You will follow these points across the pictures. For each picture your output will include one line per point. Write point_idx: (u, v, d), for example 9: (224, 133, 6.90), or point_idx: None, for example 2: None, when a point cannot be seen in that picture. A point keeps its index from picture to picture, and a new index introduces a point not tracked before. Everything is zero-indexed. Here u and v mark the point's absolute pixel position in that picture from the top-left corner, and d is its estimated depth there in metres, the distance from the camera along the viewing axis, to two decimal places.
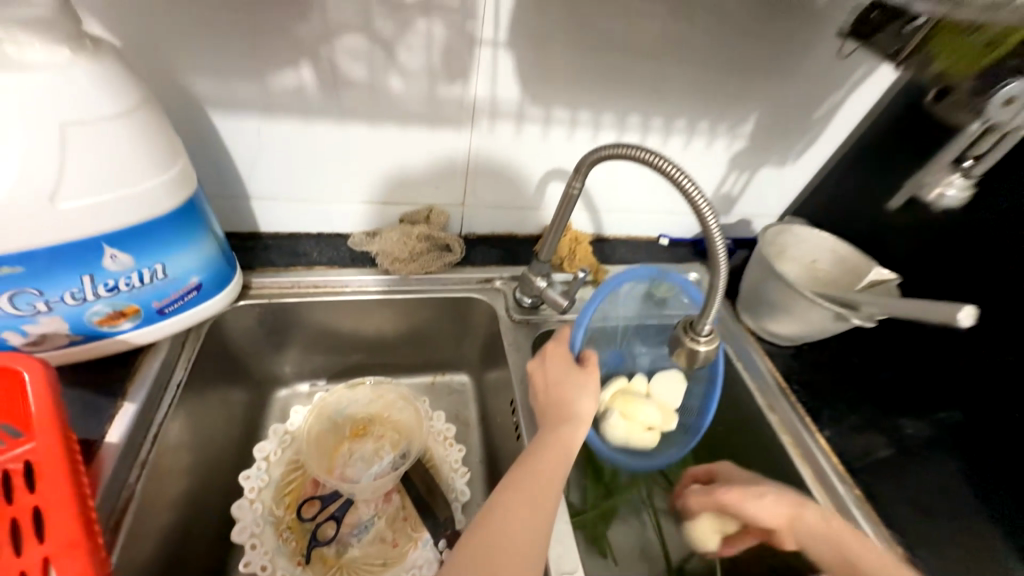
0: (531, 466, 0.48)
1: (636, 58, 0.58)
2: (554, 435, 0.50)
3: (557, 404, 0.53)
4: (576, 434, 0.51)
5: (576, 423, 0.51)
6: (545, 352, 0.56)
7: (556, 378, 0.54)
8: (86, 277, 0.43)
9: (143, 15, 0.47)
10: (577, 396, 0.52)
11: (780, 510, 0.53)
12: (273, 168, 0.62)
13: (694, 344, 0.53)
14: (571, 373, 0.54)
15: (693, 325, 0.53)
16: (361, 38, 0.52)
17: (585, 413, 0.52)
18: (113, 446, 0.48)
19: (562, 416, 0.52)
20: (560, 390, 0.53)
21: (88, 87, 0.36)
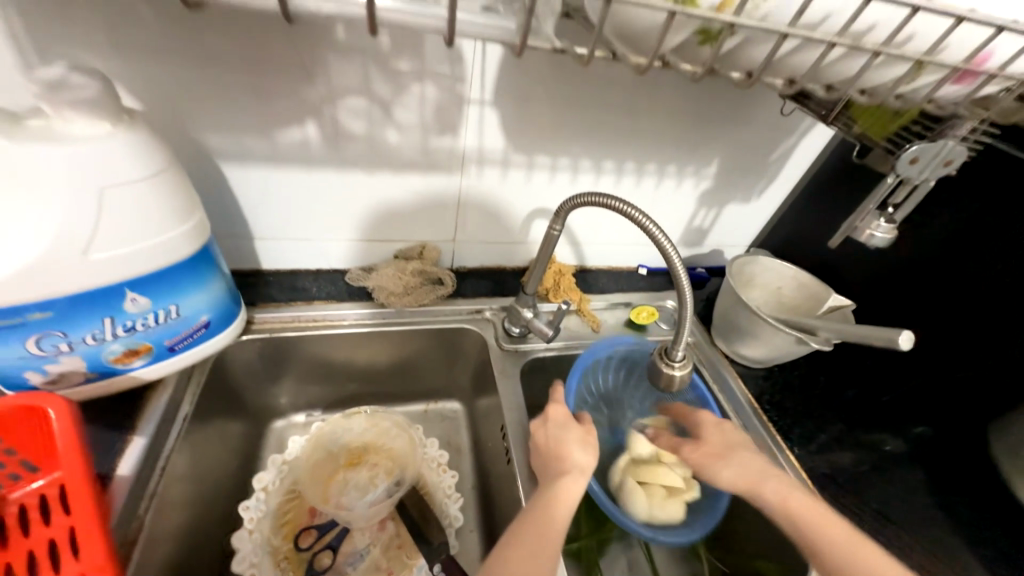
0: (534, 518, 0.51)
1: (608, 112, 0.65)
2: (554, 486, 0.54)
3: (556, 457, 0.57)
4: (576, 486, 0.54)
5: (575, 474, 0.55)
6: (547, 413, 0.62)
7: (556, 434, 0.59)
8: (107, 320, 0.47)
9: (166, 83, 0.52)
10: (574, 446, 0.57)
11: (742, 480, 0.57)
12: (277, 212, 0.67)
13: (670, 369, 0.57)
14: (569, 428, 0.59)
15: (667, 351, 0.58)
16: (362, 100, 0.58)
17: (583, 464, 0.56)
18: (124, 479, 0.50)
19: (562, 468, 0.55)
20: (559, 443, 0.58)
21: (124, 153, 0.41)
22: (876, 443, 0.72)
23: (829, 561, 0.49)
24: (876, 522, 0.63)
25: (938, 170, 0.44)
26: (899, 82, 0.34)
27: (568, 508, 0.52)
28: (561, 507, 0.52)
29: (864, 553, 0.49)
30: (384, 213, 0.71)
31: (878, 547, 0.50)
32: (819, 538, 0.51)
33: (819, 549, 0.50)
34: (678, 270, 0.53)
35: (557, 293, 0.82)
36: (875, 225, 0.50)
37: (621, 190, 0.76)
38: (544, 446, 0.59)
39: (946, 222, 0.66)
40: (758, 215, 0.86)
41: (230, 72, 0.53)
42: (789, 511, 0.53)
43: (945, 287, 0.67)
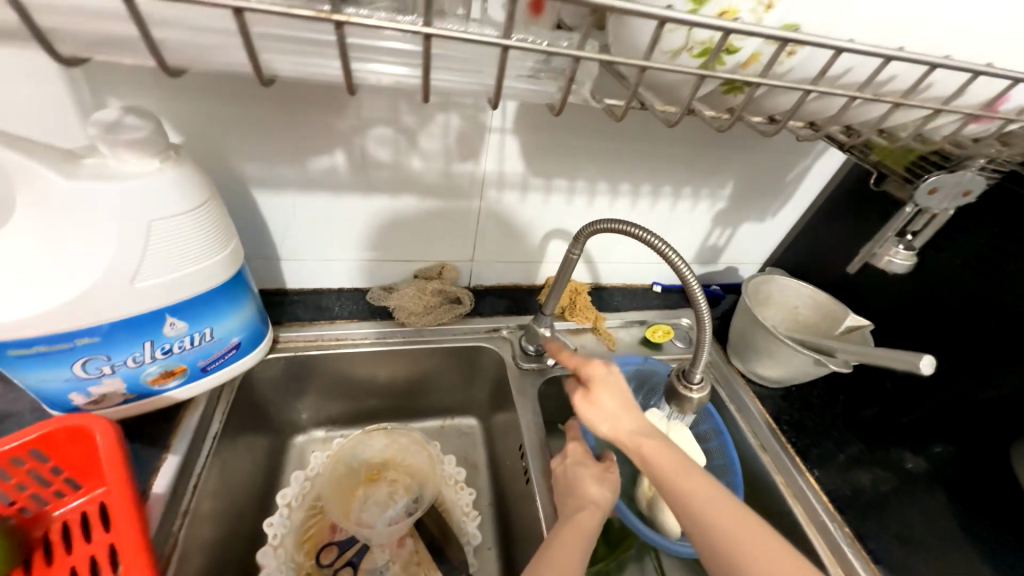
0: (560, 552, 0.51)
1: (626, 138, 0.67)
2: (571, 517, 0.55)
3: (574, 491, 0.59)
4: (594, 519, 0.55)
5: (592, 508, 0.56)
6: (566, 451, 0.64)
7: (574, 471, 0.61)
8: (147, 343, 0.49)
9: (207, 117, 0.55)
10: (588, 481, 0.59)
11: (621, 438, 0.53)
12: (303, 234, 0.69)
13: (687, 392, 0.58)
14: (586, 464, 0.62)
15: (686, 373, 0.58)
16: (388, 129, 0.60)
17: (600, 498, 0.57)
18: (158, 497, 0.52)
19: (579, 502, 0.57)
20: (574, 479, 0.60)
21: (170, 187, 0.43)
22: (898, 464, 0.71)
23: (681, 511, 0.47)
24: (901, 547, 0.62)
25: (959, 199, 0.45)
26: (922, 122, 0.35)
27: (586, 541, 0.53)
28: (581, 540, 0.53)
29: (713, 508, 0.45)
30: (405, 234, 0.73)
31: (728, 496, 0.47)
32: (674, 492, 0.48)
33: (675, 500, 0.48)
34: (698, 296, 0.54)
35: (573, 312, 0.83)
36: (894, 252, 0.50)
37: (637, 211, 0.77)
38: (563, 486, 0.61)
39: (965, 244, 0.66)
40: (772, 233, 0.86)
41: (266, 107, 0.55)
42: (650, 463, 0.50)
43: (968, 309, 0.66)
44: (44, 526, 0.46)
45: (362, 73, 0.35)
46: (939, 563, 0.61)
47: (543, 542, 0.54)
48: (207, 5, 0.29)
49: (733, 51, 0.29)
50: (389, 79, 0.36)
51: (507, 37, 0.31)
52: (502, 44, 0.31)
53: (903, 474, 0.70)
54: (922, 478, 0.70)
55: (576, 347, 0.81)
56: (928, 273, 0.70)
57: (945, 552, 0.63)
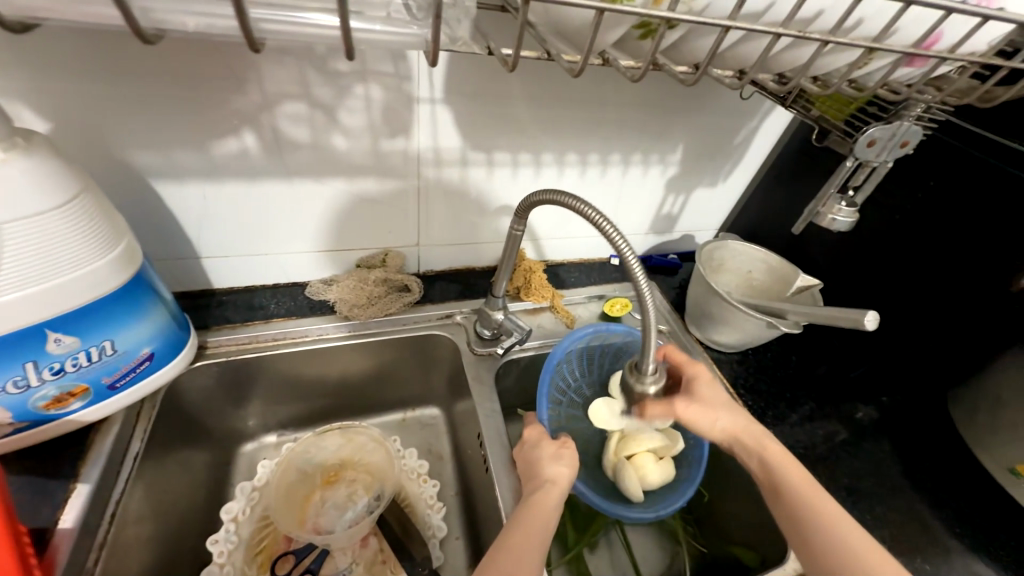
0: (517, 537, 0.50)
1: (568, 103, 0.63)
2: (529, 500, 0.54)
3: (532, 474, 0.57)
4: (551, 497, 0.54)
5: (548, 486, 0.55)
6: (523, 438, 0.62)
7: (530, 453, 0.59)
8: (29, 365, 0.42)
9: (79, 99, 0.48)
10: (543, 460, 0.57)
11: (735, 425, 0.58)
12: (221, 227, 0.62)
13: (642, 388, 0.51)
14: (542, 444, 0.60)
15: (638, 367, 0.52)
16: (301, 104, 0.54)
17: (555, 476, 0.56)
18: (67, 531, 0.46)
19: (534, 484, 0.56)
20: (532, 460, 0.58)
21: (24, 183, 0.37)
22: (849, 418, 0.73)
23: (795, 505, 0.51)
24: (848, 497, 0.64)
25: (895, 151, 0.44)
26: (852, 67, 0.33)
27: (547, 520, 0.52)
28: (540, 521, 0.51)
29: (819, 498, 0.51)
30: (339, 221, 0.67)
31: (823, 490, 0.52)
32: (787, 484, 0.53)
33: (787, 494, 0.52)
34: (637, 278, 0.48)
35: (529, 292, 0.79)
36: (836, 209, 0.49)
37: (587, 182, 0.74)
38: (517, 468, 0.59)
39: (903, 197, 0.66)
40: (726, 198, 0.85)
41: (155, 82, 0.48)
42: (765, 453, 0.55)
43: (907, 262, 0.68)
44: None
45: (162, 14, 0.30)
46: (883, 508, 0.64)
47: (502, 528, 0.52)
48: None
49: None
50: (199, 21, 0.31)
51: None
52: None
53: (853, 426, 0.72)
54: (871, 429, 0.72)
55: (532, 327, 0.79)
56: (871, 229, 0.71)
57: (890, 498, 0.65)
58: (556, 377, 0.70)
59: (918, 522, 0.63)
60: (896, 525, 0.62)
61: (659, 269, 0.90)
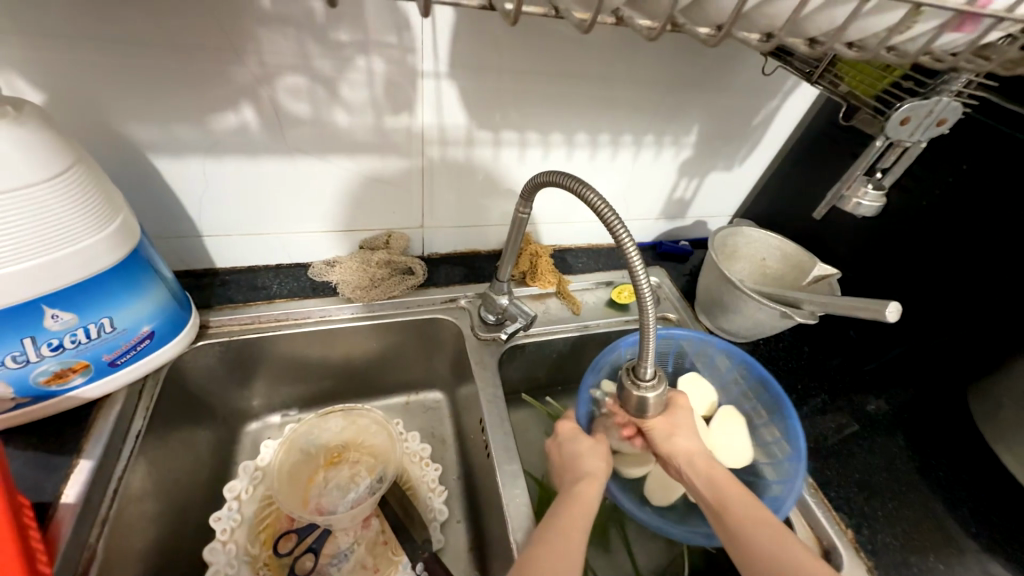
0: (560, 527, 0.49)
1: (579, 79, 0.60)
2: (571, 492, 0.52)
3: (569, 466, 0.55)
4: (594, 490, 0.52)
5: (589, 478, 0.53)
6: (559, 429, 0.59)
7: (568, 445, 0.57)
8: (27, 340, 0.42)
9: (72, 68, 0.46)
10: (585, 455, 0.55)
11: (686, 443, 0.54)
12: (223, 206, 0.61)
13: (638, 390, 0.50)
14: (581, 437, 0.57)
15: (635, 369, 0.51)
16: (301, 77, 0.52)
17: (594, 470, 0.54)
18: (70, 506, 0.47)
19: (575, 476, 0.54)
20: (571, 453, 0.56)
21: (16, 156, 0.36)
22: (862, 412, 0.71)
23: (738, 527, 0.48)
24: (860, 494, 0.62)
25: (931, 130, 0.41)
26: (894, 30, 0.31)
27: (588, 512, 0.50)
28: (581, 513, 0.50)
29: (767, 518, 0.49)
30: (343, 203, 0.66)
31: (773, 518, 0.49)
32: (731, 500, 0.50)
33: (731, 516, 0.49)
34: (637, 273, 0.45)
35: (535, 277, 0.78)
36: (862, 192, 0.46)
37: (597, 163, 0.71)
38: (557, 461, 0.57)
39: (933, 182, 0.63)
40: (743, 182, 0.82)
41: (150, 53, 0.47)
42: (711, 471, 0.53)
43: (932, 251, 0.65)
44: None
45: None
46: (895, 505, 0.62)
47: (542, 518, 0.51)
48: None
49: None
50: None
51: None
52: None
53: (867, 419, 0.70)
54: (885, 423, 0.70)
55: (537, 313, 0.77)
56: (895, 216, 0.67)
57: (903, 494, 0.63)
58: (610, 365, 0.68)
59: (931, 520, 0.61)
60: (908, 523, 0.61)
61: (669, 256, 0.87)
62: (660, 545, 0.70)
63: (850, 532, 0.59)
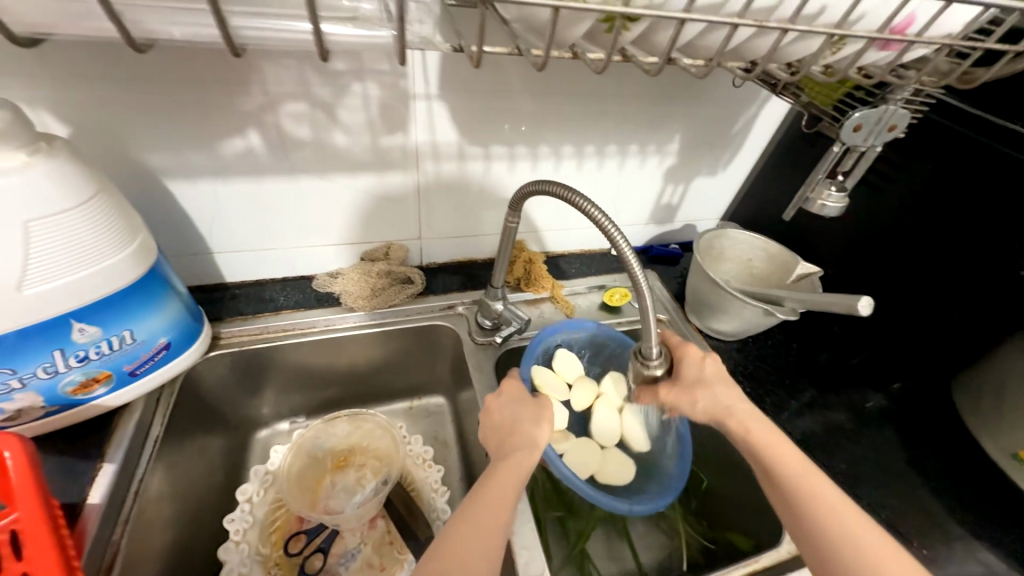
0: (495, 495, 0.50)
1: (561, 95, 0.63)
2: (509, 458, 0.53)
3: (511, 432, 0.56)
4: (531, 458, 0.53)
5: (529, 446, 0.54)
6: (501, 389, 0.61)
7: (510, 412, 0.58)
8: (56, 352, 0.46)
9: (94, 104, 0.51)
10: (526, 422, 0.56)
11: (715, 404, 0.56)
12: (233, 225, 0.66)
13: (648, 369, 0.52)
14: (525, 406, 0.59)
15: (642, 351, 0.52)
16: (302, 104, 0.56)
17: (535, 438, 0.55)
18: (95, 506, 0.50)
19: (516, 443, 0.55)
20: (513, 419, 0.57)
21: (48, 185, 0.41)
22: (851, 405, 0.73)
23: (792, 498, 0.48)
24: (850, 486, 0.64)
25: (883, 135, 0.44)
26: (820, 53, 0.35)
27: (521, 480, 0.52)
28: (514, 481, 0.51)
29: (821, 490, 0.48)
30: (344, 217, 0.70)
31: (834, 488, 0.49)
32: (804, 501, 0.48)
33: (782, 483, 0.50)
34: (636, 274, 0.50)
35: (529, 283, 0.81)
36: (825, 194, 0.48)
37: (584, 173, 0.75)
38: (498, 424, 0.58)
39: (905, 181, 0.65)
40: (727, 187, 0.85)
41: (165, 88, 0.51)
42: (746, 434, 0.53)
43: (908, 249, 0.67)
44: None
45: (144, 27, 0.32)
46: (884, 495, 0.64)
47: (478, 480, 0.52)
48: None
49: None
50: (181, 32, 0.33)
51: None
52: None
53: (857, 413, 0.73)
54: (875, 416, 0.73)
55: (532, 317, 0.80)
56: (870, 215, 0.70)
57: (890, 484, 0.65)
58: (546, 350, 0.72)
59: (920, 510, 0.63)
60: (896, 513, 0.62)
61: (660, 259, 0.90)
62: (656, 540, 0.72)
63: None
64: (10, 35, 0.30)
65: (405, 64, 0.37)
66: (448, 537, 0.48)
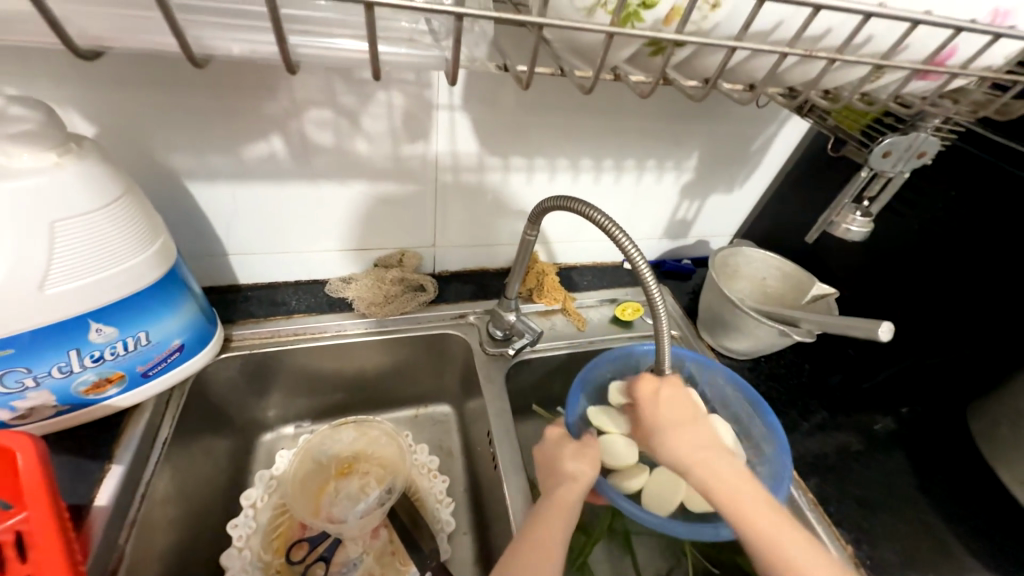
0: (542, 534, 0.50)
1: (582, 111, 0.64)
2: (552, 496, 0.53)
3: (552, 470, 0.57)
4: (574, 492, 0.53)
5: (571, 480, 0.54)
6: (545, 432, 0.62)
7: (554, 451, 0.59)
8: (72, 352, 0.46)
9: (120, 105, 0.51)
10: (565, 457, 0.57)
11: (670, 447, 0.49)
12: (249, 227, 0.65)
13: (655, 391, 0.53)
14: (564, 442, 0.59)
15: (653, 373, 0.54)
16: (327, 111, 0.56)
17: (577, 472, 0.55)
18: (101, 509, 0.50)
19: (557, 480, 0.55)
20: (554, 457, 0.58)
21: (74, 185, 0.41)
22: (864, 430, 0.72)
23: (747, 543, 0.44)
24: (861, 511, 0.63)
25: (912, 162, 0.44)
26: (864, 81, 0.36)
27: (568, 516, 0.52)
28: (561, 519, 0.51)
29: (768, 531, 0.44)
30: (361, 223, 0.70)
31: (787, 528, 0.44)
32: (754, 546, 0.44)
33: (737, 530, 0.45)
34: (652, 290, 0.49)
35: (541, 294, 0.81)
36: (850, 219, 0.48)
37: (601, 187, 0.74)
38: (544, 463, 0.58)
39: (926, 207, 0.65)
40: (742, 205, 0.85)
41: (192, 91, 0.51)
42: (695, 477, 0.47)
43: (926, 273, 0.67)
44: None
45: (204, 41, 0.32)
46: (896, 522, 0.63)
47: (524, 522, 0.52)
48: None
49: (649, 4, 0.29)
50: (241, 47, 0.33)
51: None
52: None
53: (866, 436, 0.71)
54: (883, 440, 0.71)
55: (543, 329, 0.80)
56: (888, 238, 0.70)
57: (903, 511, 0.64)
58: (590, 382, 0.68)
59: (932, 540, 0.62)
60: (911, 542, 0.61)
61: (673, 274, 0.90)
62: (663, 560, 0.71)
63: (852, 549, 0.59)
64: (75, 48, 0.30)
65: (456, 84, 0.37)
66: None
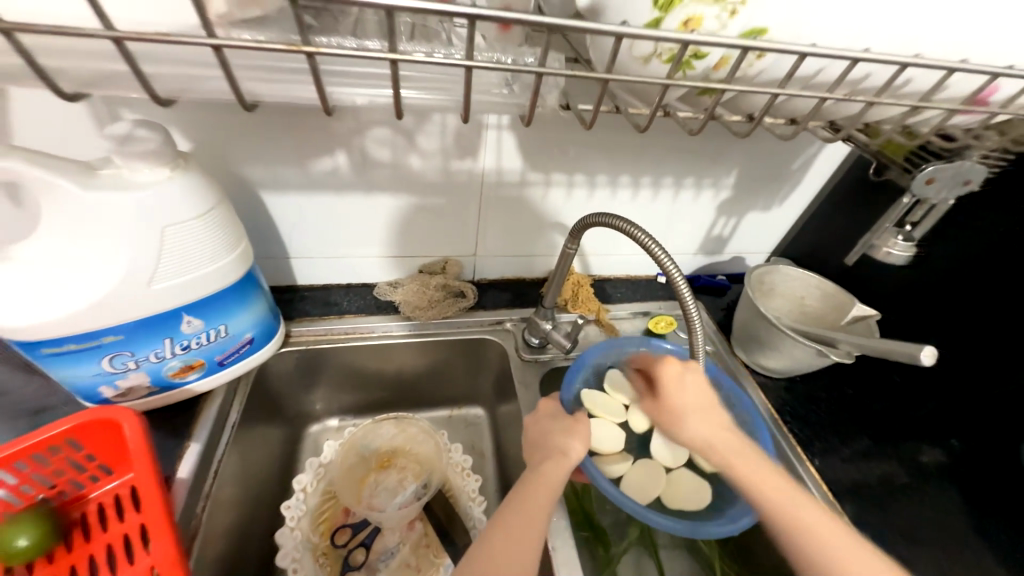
0: (530, 502, 0.51)
1: (624, 130, 0.66)
2: (537, 468, 0.55)
3: (541, 446, 0.58)
4: (561, 469, 0.54)
5: (559, 457, 0.55)
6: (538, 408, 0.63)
7: (546, 425, 0.60)
8: (167, 340, 0.52)
9: (212, 125, 0.58)
10: (558, 434, 0.58)
11: (695, 433, 0.51)
12: (310, 233, 0.72)
13: None
14: (559, 418, 0.61)
15: None
16: (387, 129, 0.62)
17: (566, 448, 0.56)
18: (183, 480, 0.56)
19: (547, 454, 0.56)
20: (544, 432, 0.59)
21: (181, 195, 0.47)
22: (907, 459, 0.71)
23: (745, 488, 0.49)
24: (898, 540, 0.63)
25: (958, 188, 0.44)
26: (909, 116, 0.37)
27: (555, 490, 0.53)
28: (549, 486, 0.53)
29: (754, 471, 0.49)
30: (410, 232, 0.75)
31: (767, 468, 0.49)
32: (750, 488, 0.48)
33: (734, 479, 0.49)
34: (688, 305, 0.51)
35: (576, 304, 0.83)
36: (892, 243, 0.49)
37: (638, 203, 0.77)
38: (534, 437, 0.60)
39: (977, 232, 0.64)
40: (779, 222, 0.85)
41: (272, 112, 0.57)
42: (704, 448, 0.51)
43: (980, 301, 0.65)
44: (81, 508, 0.50)
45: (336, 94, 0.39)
46: (934, 552, 0.62)
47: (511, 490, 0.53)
48: (179, 41, 0.32)
49: (700, 56, 0.32)
50: (363, 99, 0.40)
51: (468, 58, 0.34)
52: (464, 63, 0.34)
53: (907, 464, 0.70)
54: (926, 469, 0.70)
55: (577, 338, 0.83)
56: (936, 262, 0.69)
57: (943, 542, 0.63)
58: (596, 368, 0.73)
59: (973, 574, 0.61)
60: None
61: (706, 289, 0.90)
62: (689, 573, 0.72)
63: None
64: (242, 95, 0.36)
65: (527, 122, 0.42)
66: (483, 539, 0.49)
